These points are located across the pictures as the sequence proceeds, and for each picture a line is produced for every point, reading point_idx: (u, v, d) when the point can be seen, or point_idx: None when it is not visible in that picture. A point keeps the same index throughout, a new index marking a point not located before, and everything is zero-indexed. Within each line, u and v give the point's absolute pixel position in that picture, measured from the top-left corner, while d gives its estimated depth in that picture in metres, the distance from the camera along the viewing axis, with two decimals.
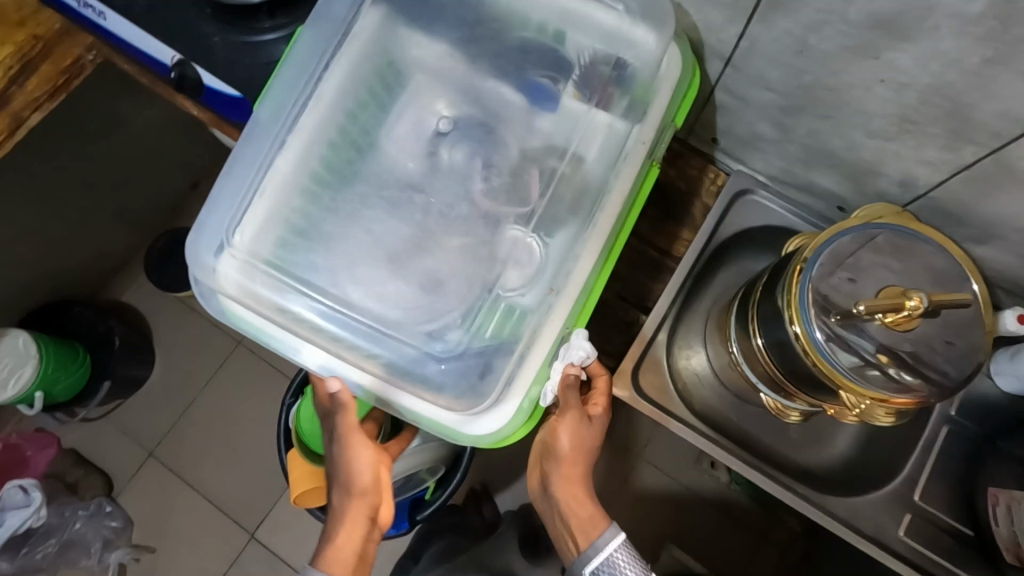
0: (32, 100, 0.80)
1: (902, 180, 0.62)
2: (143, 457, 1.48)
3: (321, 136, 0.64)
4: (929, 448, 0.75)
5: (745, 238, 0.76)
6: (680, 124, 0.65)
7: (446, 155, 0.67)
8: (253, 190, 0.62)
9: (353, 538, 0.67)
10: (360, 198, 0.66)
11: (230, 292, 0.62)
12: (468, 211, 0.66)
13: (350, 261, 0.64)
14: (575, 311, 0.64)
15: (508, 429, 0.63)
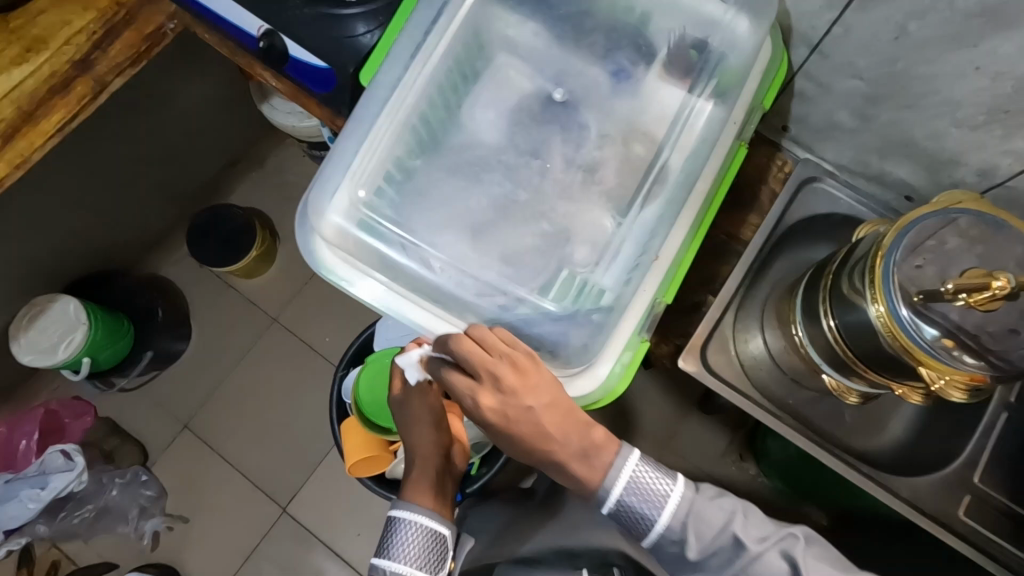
0: (115, 65, 0.83)
1: (981, 170, 0.63)
2: (177, 429, 1.49)
3: (428, 98, 0.67)
4: (989, 432, 0.74)
5: (812, 224, 0.78)
6: (768, 107, 0.67)
7: (538, 130, 0.69)
8: (357, 155, 0.65)
9: (429, 476, 0.71)
10: (463, 164, 0.68)
11: (333, 250, 0.65)
12: (555, 183, 0.68)
13: (451, 217, 0.66)
14: (666, 282, 0.67)
15: (603, 391, 0.66)
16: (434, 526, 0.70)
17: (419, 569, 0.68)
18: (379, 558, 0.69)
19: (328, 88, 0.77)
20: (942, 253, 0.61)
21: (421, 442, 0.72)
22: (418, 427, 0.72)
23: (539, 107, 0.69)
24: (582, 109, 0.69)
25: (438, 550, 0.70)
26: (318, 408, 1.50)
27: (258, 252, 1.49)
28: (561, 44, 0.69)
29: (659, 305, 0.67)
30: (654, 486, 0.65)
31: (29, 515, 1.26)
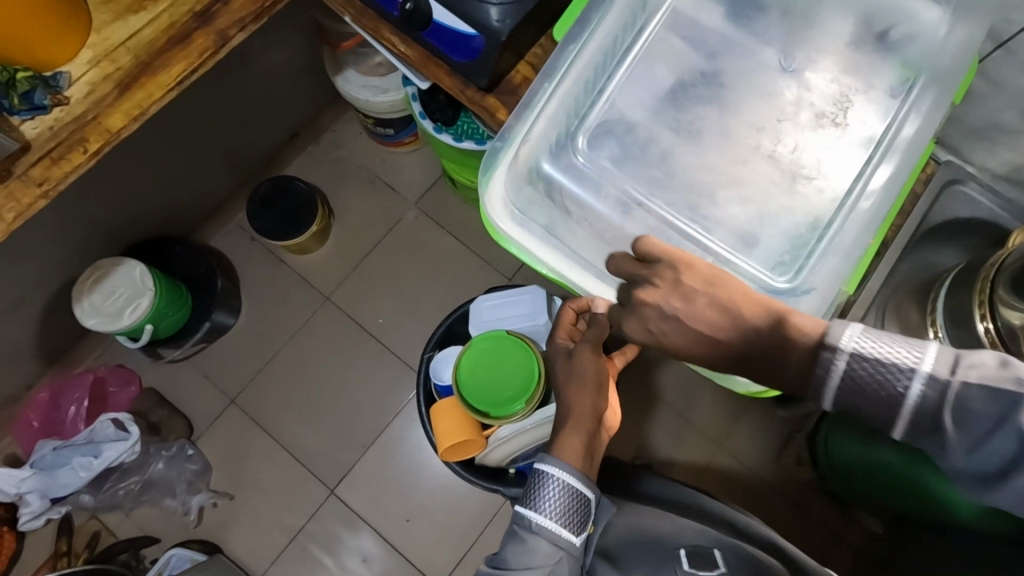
0: (237, 19, 0.78)
1: None
2: (224, 404, 1.46)
3: (629, 57, 0.66)
4: None
5: (948, 227, 0.77)
6: (961, 99, 0.61)
7: (728, 97, 0.65)
8: (534, 116, 0.65)
9: (580, 433, 0.61)
10: (655, 127, 0.65)
11: (507, 210, 0.67)
12: (737, 152, 0.64)
13: (640, 175, 0.65)
14: (853, 272, 0.61)
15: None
16: (577, 483, 0.61)
17: (563, 527, 0.60)
18: (522, 507, 0.61)
19: (469, 56, 0.74)
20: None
21: (577, 400, 0.63)
22: (580, 385, 0.63)
23: (730, 75, 0.65)
24: (769, 80, 0.65)
25: (584, 512, 0.62)
26: (371, 390, 1.46)
27: (317, 228, 1.46)
28: (734, 19, 0.66)
29: (842, 295, 0.62)
30: (897, 354, 0.43)
31: (79, 482, 1.23)
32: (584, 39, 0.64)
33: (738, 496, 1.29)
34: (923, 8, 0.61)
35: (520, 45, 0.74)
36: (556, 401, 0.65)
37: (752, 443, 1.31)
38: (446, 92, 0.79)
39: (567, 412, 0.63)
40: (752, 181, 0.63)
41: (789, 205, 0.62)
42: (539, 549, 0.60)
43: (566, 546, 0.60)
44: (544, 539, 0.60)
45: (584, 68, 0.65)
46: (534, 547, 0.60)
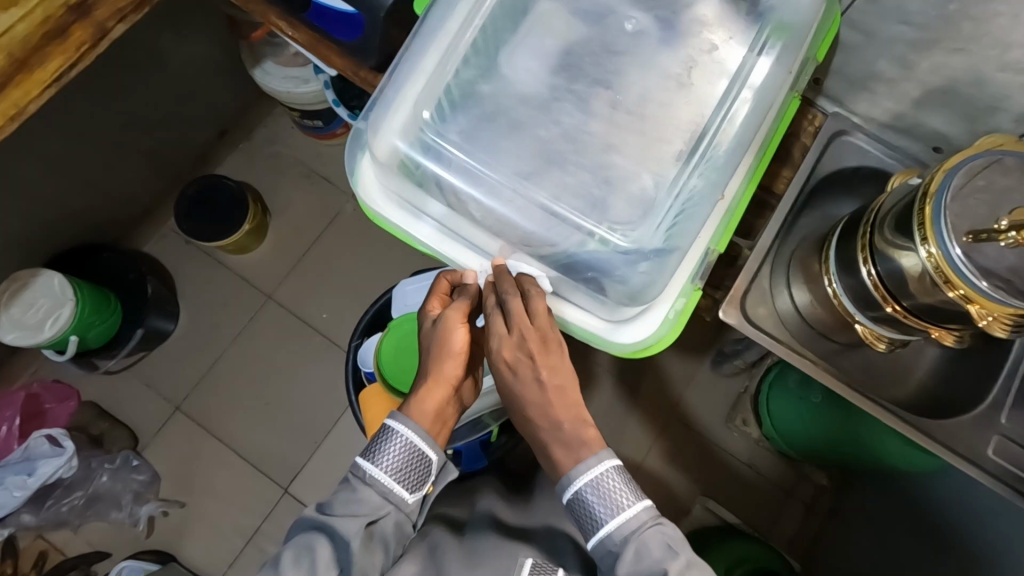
0: (116, 11, 0.76)
1: (1020, 115, 0.63)
2: (169, 411, 1.43)
3: (487, 25, 0.64)
4: (1012, 372, 0.72)
5: (839, 178, 0.78)
6: (822, 59, 0.65)
7: (592, 60, 0.64)
8: (397, 100, 0.63)
9: (436, 399, 0.63)
10: (518, 97, 0.64)
11: (379, 193, 0.67)
12: (605, 119, 0.63)
13: (506, 148, 0.63)
14: (721, 230, 0.65)
15: (653, 339, 0.65)
16: (420, 446, 0.63)
17: (397, 482, 0.63)
18: (362, 459, 0.63)
19: (353, 36, 0.73)
20: (996, 194, 0.59)
21: (438, 366, 0.63)
22: (444, 354, 0.64)
23: (592, 36, 0.64)
24: (645, 46, 0.63)
25: (420, 473, 0.64)
26: (319, 388, 1.45)
27: (251, 226, 1.44)
28: None
29: (713, 253, 0.66)
30: (619, 498, 0.58)
31: (15, 503, 1.19)
32: (442, 12, 0.64)
33: (684, 460, 1.32)
34: None
35: (405, 19, 0.72)
36: (419, 361, 0.66)
37: (697, 406, 1.34)
38: (339, 75, 0.77)
39: (427, 377, 0.64)
40: (623, 146, 0.62)
41: (652, 168, 0.62)
42: (367, 499, 0.63)
43: (396, 501, 0.64)
44: (375, 491, 0.63)
45: (442, 39, 0.63)
46: (364, 497, 0.63)
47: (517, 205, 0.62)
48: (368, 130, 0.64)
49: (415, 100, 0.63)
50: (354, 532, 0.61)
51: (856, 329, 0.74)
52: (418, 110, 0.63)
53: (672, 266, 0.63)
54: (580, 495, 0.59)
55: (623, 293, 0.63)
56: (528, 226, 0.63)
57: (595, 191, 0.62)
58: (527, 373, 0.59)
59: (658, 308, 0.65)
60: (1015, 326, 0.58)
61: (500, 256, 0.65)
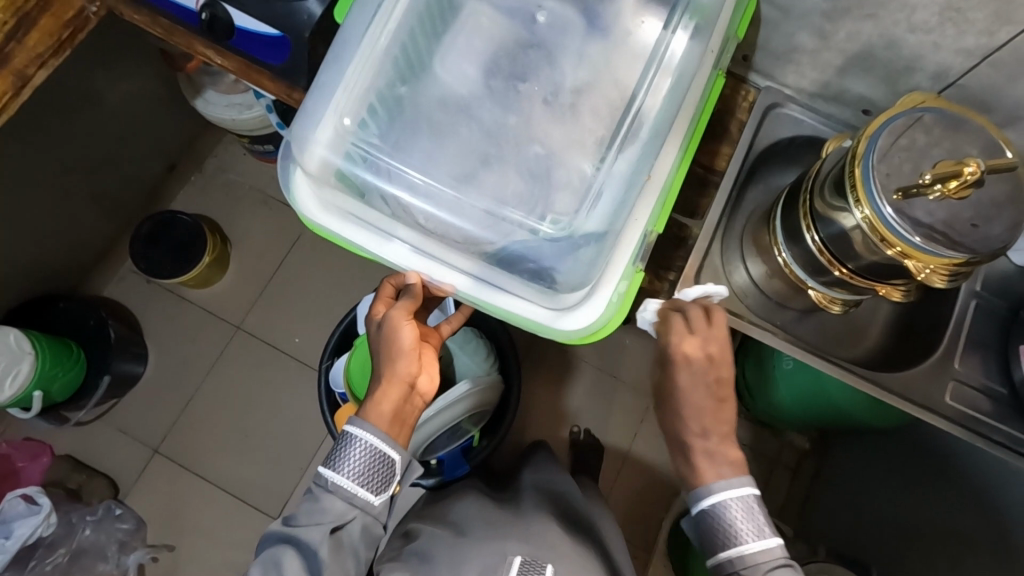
0: (35, 56, 0.74)
1: (935, 72, 0.65)
2: (148, 455, 1.41)
3: (407, 33, 0.64)
4: (960, 320, 0.75)
5: (777, 151, 0.80)
6: (742, 37, 0.66)
7: (508, 59, 0.65)
8: (323, 113, 0.62)
9: (391, 398, 0.64)
10: (443, 101, 0.64)
11: (313, 205, 0.65)
12: (533, 115, 0.64)
13: (434, 152, 0.63)
14: (656, 211, 0.65)
15: (600, 322, 0.64)
16: (379, 446, 0.63)
17: (360, 487, 0.64)
18: (324, 467, 0.64)
19: (281, 58, 0.73)
20: (920, 150, 0.60)
21: (391, 363, 0.65)
22: (393, 351, 0.66)
23: (513, 34, 0.65)
24: (566, 40, 0.65)
25: (383, 474, 0.65)
26: (299, 414, 1.43)
27: (212, 259, 1.42)
28: None
29: (651, 235, 0.65)
30: (743, 530, 0.62)
31: None
32: (356, 22, 0.63)
33: None
34: None
35: (332, 36, 0.72)
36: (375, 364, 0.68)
37: None
38: (274, 98, 0.76)
39: (380, 377, 0.66)
40: (546, 137, 0.64)
41: (579, 158, 0.63)
42: (332, 506, 0.64)
43: (362, 504, 0.64)
44: (338, 497, 0.64)
45: (360, 49, 0.63)
46: (328, 505, 0.64)
47: (452, 206, 0.62)
48: (295, 148, 0.62)
49: (338, 111, 0.62)
50: (320, 539, 0.62)
51: (809, 295, 0.76)
52: (340, 122, 0.62)
53: (608, 251, 0.63)
54: (709, 514, 0.64)
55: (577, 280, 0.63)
56: (464, 225, 0.62)
57: (527, 184, 0.63)
58: (672, 386, 0.66)
59: (602, 293, 0.64)
60: (950, 275, 0.60)
61: (438, 258, 0.65)
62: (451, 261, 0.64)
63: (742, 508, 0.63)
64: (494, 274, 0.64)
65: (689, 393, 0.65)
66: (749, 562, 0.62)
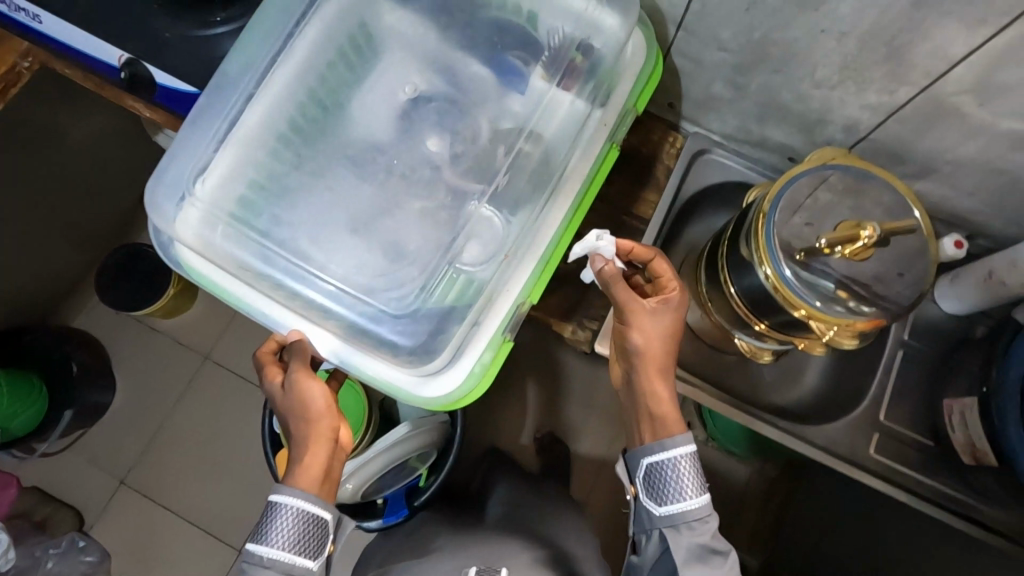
0: None
1: (846, 126, 0.64)
2: (115, 487, 1.41)
3: (312, 85, 0.63)
4: (889, 369, 0.73)
5: (708, 196, 0.79)
6: (641, 110, 0.68)
7: (413, 117, 0.65)
8: (207, 164, 0.61)
9: (319, 457, 0.62)
10: (344, 155, 0.65)
11: (187, 249, 0.61)
12: (432, 175, 0.64)
13: (302, 217, 0.62)
14: (531, 280, 0.64)
15: (460, 391, 0.63)
16: (313, 509, 0.61)
17: (297, 555, 0.61)
18: (253, 543, 0.61)
19: None
20: (814, 214, 0.64)
21: (310, 424, 0.63)
22: (308, 412, 0.63)
23: (421, 91, 0.66)
24: (471, 98, 0.66)
25: (319, 535, 0.62)
26: None
27: (177, 290, 1.42)
28: (440, 32, 0.66)
29: (525, 305, 0.65)
30: (688, 484, 0.57)
31: None
32: (236, 76, 0.62)
33: None
34: (606, 20, 0.64)
35: None
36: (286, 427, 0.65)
37: None
38: None
39: (302, 441, 0.63)
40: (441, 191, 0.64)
41: (475, 210, 0.62)
42: None
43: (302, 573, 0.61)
44: (275, 571, 0.60)
45: (234, 105, 0.62)
46: None
47: (315, 272, 0.60)
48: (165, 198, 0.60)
49: (203, 170, 0.61)
50: None
51: (736, 342, 0.75)
52: (204, 180, 0.60)
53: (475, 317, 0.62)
54: (656, 468, 0.58)
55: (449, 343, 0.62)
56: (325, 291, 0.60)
57: (400, 248, 0.62)
58: (656, 317, 0.60)
59: (463, 362, 0.62)
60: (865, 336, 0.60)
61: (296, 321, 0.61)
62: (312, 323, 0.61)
63: (691, 464, 0.58)
64: (354, 339, 0.61)
65: (665, 331, 0.60)
66: (693, 518, 0.56)
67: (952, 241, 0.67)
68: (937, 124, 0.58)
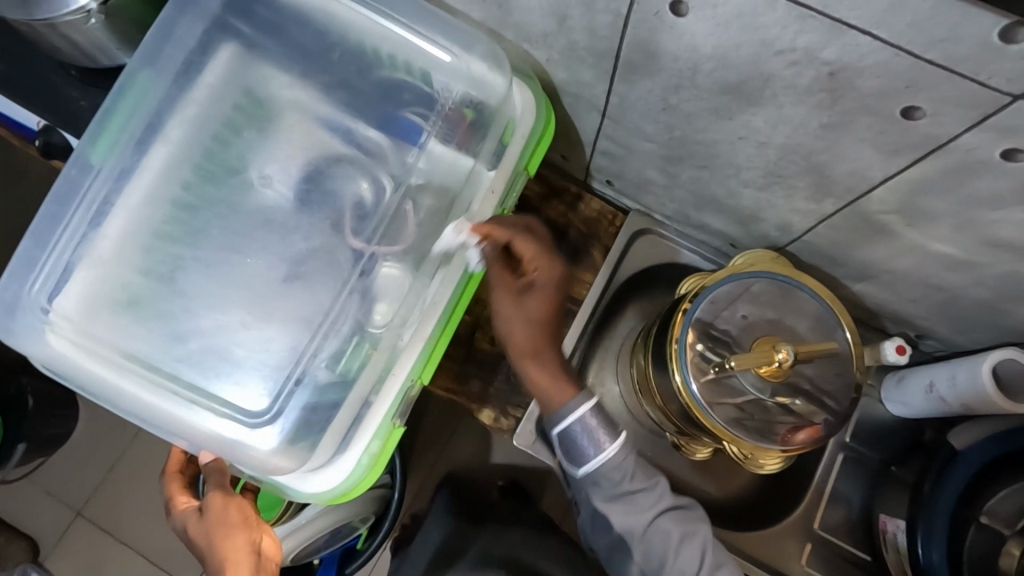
0: None
1: (779, 225, 0.61)
2: (69, 518, 1.21)
3: (202, 153, 0.56)
4: (827, 474, 0.69)
5: (651, 276, 0.75)
6: (532, 172, 0.64)
7: (312, 184, 0.58)
8: (79, 255, 0.53)
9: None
10: (237, 225, 0.57)
11: (51, 362, 0.52)
12: (333, 248, 0.57)
13: (175, 315, 0.54)
14: (421, 360, 0.59)
15: (348, 482, 0.58)
16: None
17: None
18: None
19: None
20: (743, 327, 0.61)
21: (225, 542, 0.59)
22: (221, 530, 0.59)
23: (322, 155, 0.59)
24: (373, 163, 0.59)
25: None
26: None
27: None
28: (333, 90, 0.59)
29: (414, 387, 0.60)
30: None
31: None
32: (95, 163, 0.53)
33: None
34: (490, 77, 0.57)
35: None
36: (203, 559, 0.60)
37: None
38: None
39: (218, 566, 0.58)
40: (344, 264, 0.57)
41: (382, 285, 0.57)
42: None
43: None
44: None
45: (92, 197, 0.53)
46: None
47: (182, 380, 0.53)
48: (27, 307, 0.52)
49: (59, 275, 0.53)
50: None
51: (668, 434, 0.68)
52: (61, 289, 0.52)
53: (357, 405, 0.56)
54: None
55: (334, 431, 0.56)
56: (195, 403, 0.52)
57: (283, 347, 0.55)
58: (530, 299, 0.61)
59: (349, 450, 0.57)
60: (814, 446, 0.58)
61: (160, 431, 0.54)
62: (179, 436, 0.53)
63: None
64: (230, 455, 0.53)
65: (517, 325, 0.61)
66: None
67: (894, 345, 0.63)
68: (867, 235, 0.54)
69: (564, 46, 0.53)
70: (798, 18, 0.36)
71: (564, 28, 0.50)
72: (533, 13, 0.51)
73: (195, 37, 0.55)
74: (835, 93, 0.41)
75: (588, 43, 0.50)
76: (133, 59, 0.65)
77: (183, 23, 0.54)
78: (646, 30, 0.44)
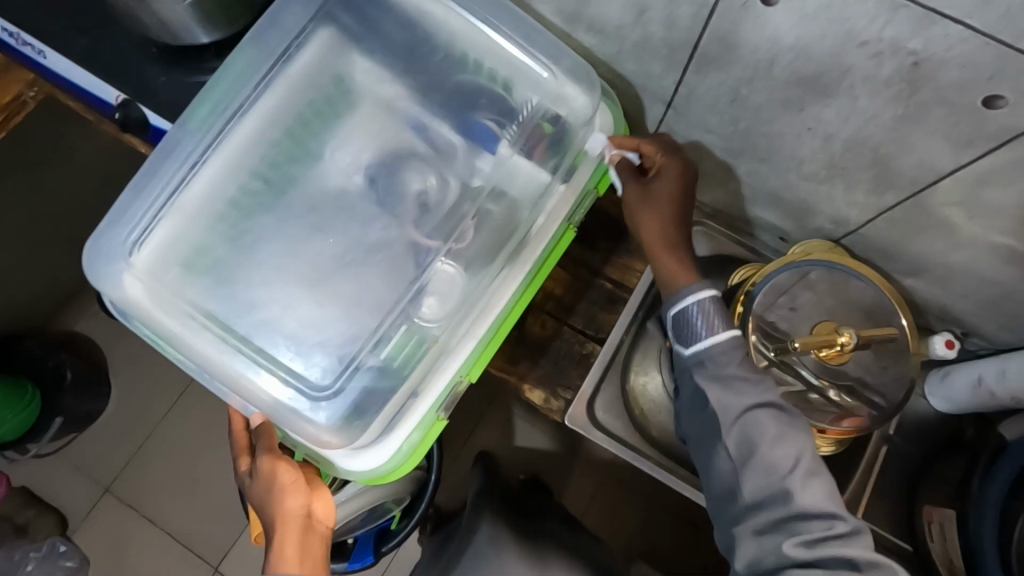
0: None
1: (835, 218, 0.62)
2: (98, 494, 1.12)
3: (285, 131, 0.59)
4: (871, 466, 0.70)
5: None
6: (601, 193, 0.65)
7: (383, 172, 0.60)
8: (161, 209, 0.55)
9: (293, 541, 0.56)
10: (308, 203, 0.59)
11: (125, 305, 0.53)
12: (395, 233, 0.59)
13: (246, 280, 0.56)
14: (470, 360, 0.59)
15: (385, 468, 0.57)
16: None
17: None
18: None
19: None
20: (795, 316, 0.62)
21: (278, 505, 0.57)
22: (276, 493, 0.57)
23: (400, 146, 0.61)
24: (447, 156, 0.61)
25: None
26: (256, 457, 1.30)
27: None
28: (416, 86, 0.62)
29: (462, 382, 0.60)
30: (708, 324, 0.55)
31: None
32: (193, 128, 0.56)
33: None
34: (573, 94, 0.60)
35: None
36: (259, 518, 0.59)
37: None
38: None
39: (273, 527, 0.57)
40: (408, 248, 0.58)
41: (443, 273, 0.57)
42: None
43: None
44: None
45: (183, 159, 0.56)
46: None
47: (251, 346, 0.53)
48: (109, 251, 0.53)
49: (142, 228, 0.54)
50: None
51: None
52: (143, 241, 0.54)
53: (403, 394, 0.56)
54: (687, 313, 0.56)
55: (386, 416, 0.56)
56: (257, 367, 0.53)
57: (345, 322, 0.55)
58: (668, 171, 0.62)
59: (389, 441, 0.57)
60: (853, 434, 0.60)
61: (217, 388, 0.55)
62: (234, 392, 0.54)
63: (703, 306, 0.56)
64: (279, 418, 0.54)
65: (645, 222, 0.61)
66: (719, 353, 0.55)
67: (943, 340, 0.65)
68: (924, 229, 0.56)
69: (639, 38, 0.55)
70: (889, 9, 0.38)
71: (642, 19, 0.52)
72: (611, 6, 0.53)
73: (298, 25, 0.59)
74: (915, 84, 0.42)
75: (665, 34, 0.52)
76: (211, 40, 0.67)
77: (290, 11, 0.58)
78: (730, 21, 0.46)
